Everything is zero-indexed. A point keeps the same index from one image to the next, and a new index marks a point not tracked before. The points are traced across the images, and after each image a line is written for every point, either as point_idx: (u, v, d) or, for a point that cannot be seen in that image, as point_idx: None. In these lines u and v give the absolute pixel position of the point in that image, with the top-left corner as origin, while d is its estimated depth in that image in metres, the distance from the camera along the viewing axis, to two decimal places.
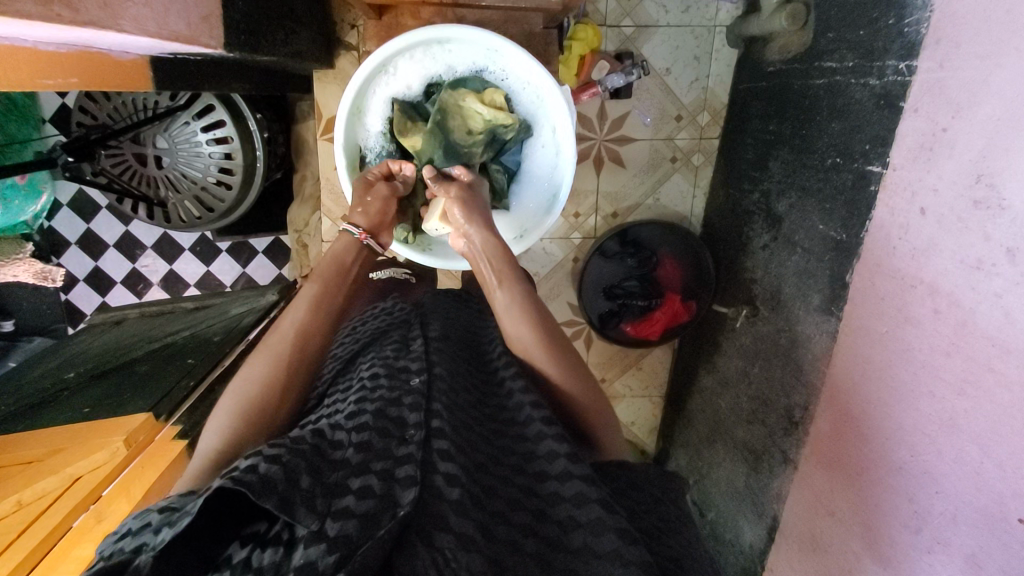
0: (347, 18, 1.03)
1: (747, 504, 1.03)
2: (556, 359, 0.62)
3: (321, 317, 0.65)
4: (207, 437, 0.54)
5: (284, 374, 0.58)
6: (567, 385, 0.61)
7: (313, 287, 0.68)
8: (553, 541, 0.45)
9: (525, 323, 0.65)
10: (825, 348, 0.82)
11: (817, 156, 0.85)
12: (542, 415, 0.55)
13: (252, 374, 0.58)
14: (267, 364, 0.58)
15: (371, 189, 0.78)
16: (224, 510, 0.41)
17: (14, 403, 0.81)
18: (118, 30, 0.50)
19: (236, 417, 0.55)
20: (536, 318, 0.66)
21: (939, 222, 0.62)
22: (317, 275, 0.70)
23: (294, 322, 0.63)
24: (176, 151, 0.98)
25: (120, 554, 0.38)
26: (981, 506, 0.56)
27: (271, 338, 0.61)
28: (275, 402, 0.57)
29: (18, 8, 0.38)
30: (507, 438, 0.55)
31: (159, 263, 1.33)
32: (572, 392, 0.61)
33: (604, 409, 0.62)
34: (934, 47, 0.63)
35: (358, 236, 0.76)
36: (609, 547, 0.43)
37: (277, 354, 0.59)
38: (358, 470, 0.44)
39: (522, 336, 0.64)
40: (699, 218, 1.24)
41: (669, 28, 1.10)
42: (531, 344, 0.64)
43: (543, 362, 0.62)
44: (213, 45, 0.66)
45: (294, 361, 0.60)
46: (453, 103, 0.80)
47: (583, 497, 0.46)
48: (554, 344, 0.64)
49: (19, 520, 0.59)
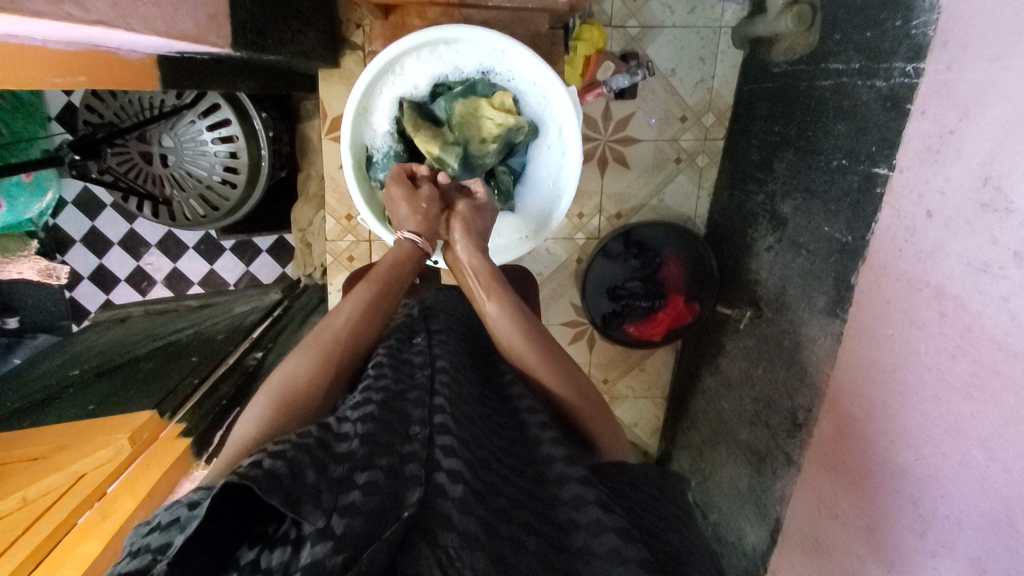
0: (353, 17, 1.03)
1: (750, 507, 1.03)
2: (553, 363, 0.63)
3: (372, 317, 0.65)
4: (243, 422, 0.53)
5: (329, 371, 0.59)
6: (563, 393, 0.61)
7: (369, 289, 0.67)
8: (556, 541, 0.45)
9: (517, 328, 0.65)
10: (830, 350, 0.82)
11: (822, 157, 0.85)
12: (540, 420, 0.55)
13: (297, 366, 0.58)
14: (314, 356, 0.59)
15: (419, 194, 0.78)
16: (230, 508, 0.40)
17: (18, 400, 0.81)
18: (128, 30, 0.50)
19: (276, 404, 0.54)
20: (526, 326, 0.65)
21: (946, 225, 0.61)
22: (376, 277, 0.69)
23: (348, 318, 0.64)
24: (182, 149, 0.98)
25: (143, 554, 0.38)
26: (987, 510, 0.56)
27: (323, 333, 0.62)
28: (311, 397, 0.56)
29: (29, 6, 0.39)
30: (508, 438, 0.55)
31: (163, 262, 1.33)
32: (569, 398, 0.61)
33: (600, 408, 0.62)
34: (942, 49, 0.62)
35: (420, 245, 0.75)
36: (607, 547, 0.43)
37: (323, 349, 0.60)
38: (363, 464, 0.44)
39: (516, 345, 0.64)
40: (703, 219, 1.24)
41: (675, 28, 1.10)
42: (530, 356, 0.63)
43: (539, 366, 0.62)
44: (221, 45, 0.67)
45: (338, 358, 0.60)
46: (470, 109, 0.82)
47: (581, 499, 0.46)
48: (550, 350, 0.64)
49: (24, 516, 0.58)
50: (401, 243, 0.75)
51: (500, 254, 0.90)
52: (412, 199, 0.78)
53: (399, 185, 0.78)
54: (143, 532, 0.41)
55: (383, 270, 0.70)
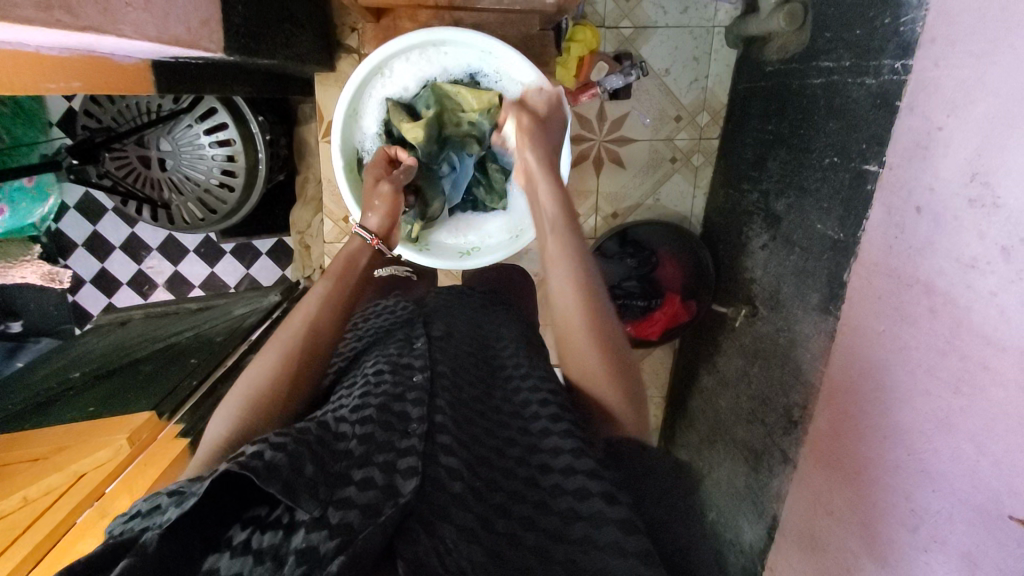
0: (348, 21, 1.04)
1: (747, 504, 1.03)
2: (596, 320, 0.61)
3: (335, 317, 0.63)
4: (217, 427, 0.54)
5: (292, 371, 0.57)
6: (591, 344, 0.60)
7: (326, 283, 0.65)
8: (555, 533, 0.46)
9: (568, 273, 0.64)
10: (823, 347, 0.82)
11: (815, 155, 0.85)
12: (549, 412, 0.56)
13: (264, 366, 0.57)
14: (281, 356, 0.57)
15: (377, 190, 0.76)
16: (225, 490, 0.42)
17: (20, 402, 0.83)
18: (118, 35, 0.50)
19: (248, 408, 0.54)
20: (575, 259, 0.65)
21: (934, 220, 0.62)
22: (331, 273, 0.67)
23: (307, 314, 0.61)
24: (179, 153, 1.00)
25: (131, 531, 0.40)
26: (977, 503, 0.56)
27: (284, 331, 0.60)
28: (284, 395, 0.56)
29: (18, 14, 0.39)
30: (511, 431, 0.55)
31: (163, 265, 1.35)
32: (593, 351, 0.60)
33: (633, 381, 0.61)
34: (929, 46, 0.63)
35: (371, 241, 0.73)
36: (609, 538, 0.44)
37: (289, 350, 0.58)
38: (360, 462, 0.45)
39: (559, 296, 0.63)
40: (699, 218, 1.24)
41: (668, 28, 1.10)
42: (567, 291, 0.63)
43: (575, 322, 0.61)
44: (213, 48, 0.67)
45: (306, 361, 0.58)
46: (441, 88, 0.83)
47: (585, 491, 0.47)
48: (592, 305, 0.62)
49: (25, 516, 0.59)
50: (350, 238, 0.73)
51: (491, 251, 0.90)
52: (371, 193, 0.76)
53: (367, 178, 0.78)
54: (122, 519, 0.43)
55: (337, 265, 0.68)
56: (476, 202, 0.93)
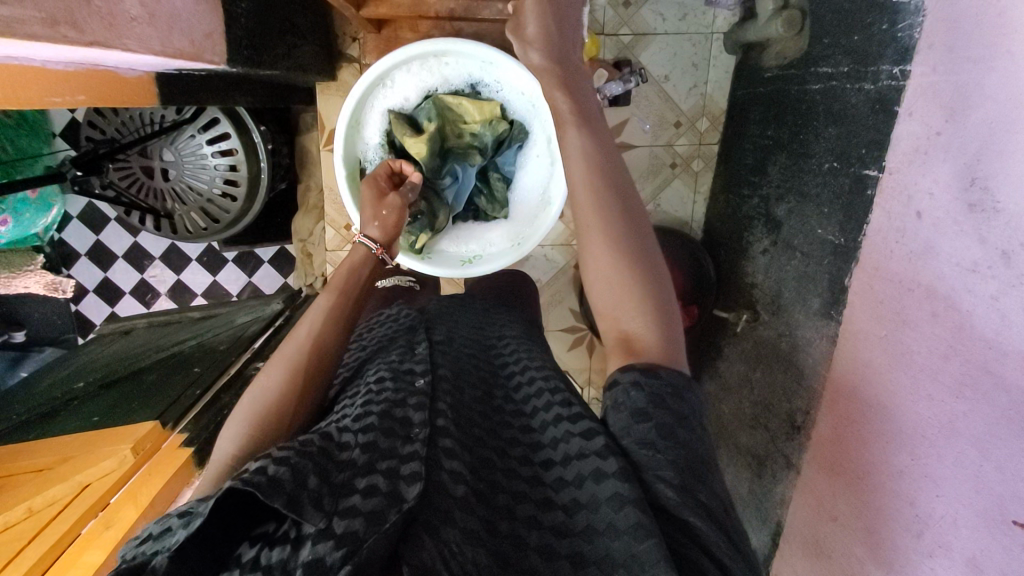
0: (348, 31, 1.05)
1: (752, 510, 1.03)
2: (611, 220, 0.56)
3: (337, 327, 0.63)
4: (224, 444, 0.54)
5: (301, 383, 0.57)
6: (603, 241, 0.56)
7: (329, 296, 0.66)
8: (560, 528, 0.46)
9: (581, 167, 0.60)
10: (826, 353, 0.82)
11: (815, 160, 0.85)
12: (544, 404, 0.57)
13: (269, 381, 0.57)
14: (286, 370, 0.57)
15: (384, 203, 0.77)
16: (233, 511, 0.42)
17: (25, 413, 0.83)
18: (123, 49, 0.51)
19: (255, 424, 0.54)
20: (591, 150, 0.60)
21: (935, 226, 0.62)
22: (334, 284, 0.67)
23: (311, 327, 0.62)
24: (182, 163, 1.00)
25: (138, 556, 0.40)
26: (980, 508, 0.56)
27: (289, 346, 0.60)
28: (292, 407, 0.56)
29: (26, 30, 0.40)
30: (514, 429, 0.56)
31: (167, 274, 1.35)
32: (606, 250, 0.55)
33: (664, 287, 0.56)
34: (928, 52, 0.63)
35: (376, 251, 0.73)
36: (606, 521, 0.44)
37: (294, 364, 0.58)
38: (364, 470, 0.44)
39: (577, 203, 0.58)
40: (700, 223, 1.25)
41: (667, 35, 1.11)
42: (580, 184, 0.59)
43: (591, 219, 0.57)
44: (217, 61, 0.68)
45: (311, 375, 0.58)
46: (441, 99, 0.85)
47: (582, 477, 0.47)
48: (611, 211, 0.57)
49: (29, 527, 0.60)
50: (355, 248, 0.73)
51: (493, 258, 0.89)
52: (378, 205, 0.77)
53: (370, 189, 0.78)
54: (133, 542, 0.42)
55: (340, 276, 0.68)
56: (478, 211, 0.95)
